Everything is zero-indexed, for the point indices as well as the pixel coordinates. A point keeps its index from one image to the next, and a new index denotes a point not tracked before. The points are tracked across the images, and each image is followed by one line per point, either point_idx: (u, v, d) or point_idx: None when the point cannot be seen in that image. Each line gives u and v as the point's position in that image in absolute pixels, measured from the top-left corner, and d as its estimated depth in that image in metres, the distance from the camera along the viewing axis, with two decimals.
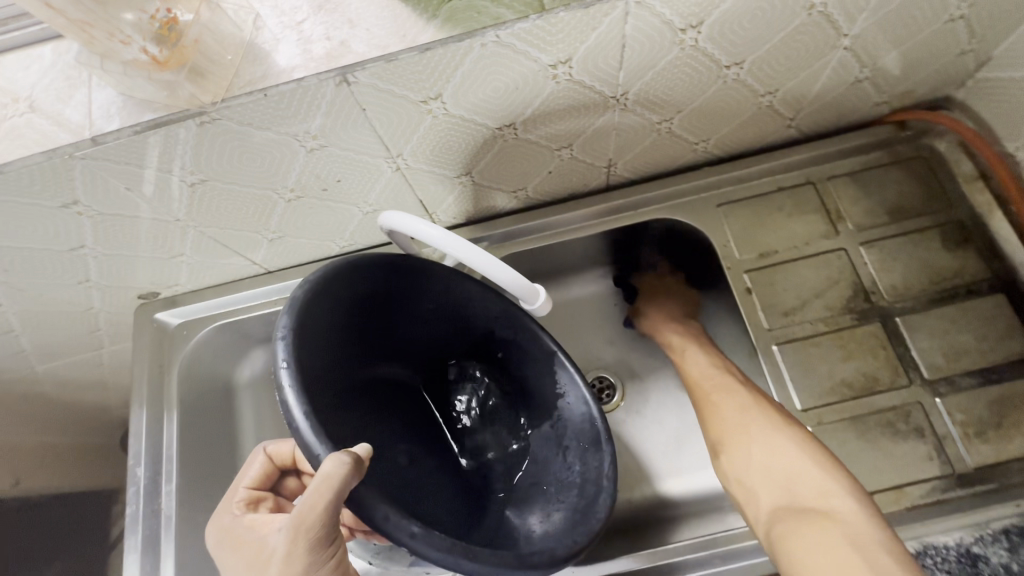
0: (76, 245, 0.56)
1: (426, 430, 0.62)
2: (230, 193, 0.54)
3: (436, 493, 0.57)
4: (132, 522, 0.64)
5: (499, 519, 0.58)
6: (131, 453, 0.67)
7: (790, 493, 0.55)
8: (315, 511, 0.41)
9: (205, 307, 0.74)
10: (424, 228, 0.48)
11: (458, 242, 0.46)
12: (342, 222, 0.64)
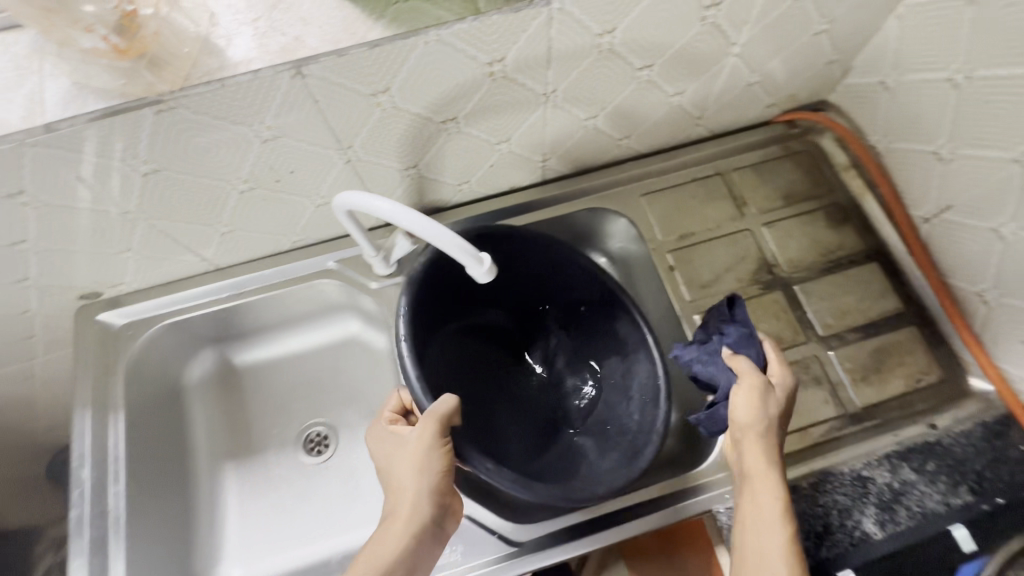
0: (17, 238, 0.56)
1: (508, 378, 0.74)
2: (183, 184, 0.56)
3: (516, 427, 0.70)
4: (76, 526, 0.62)
5: (571, 444, 0.70)
6: (74, 456, 0.65)
7: None
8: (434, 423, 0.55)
9: (151, 306, 0.73)
10: (380, 204, 0.51)
11: (413, 214, 0.50)
12: (294, 214, 0.67)
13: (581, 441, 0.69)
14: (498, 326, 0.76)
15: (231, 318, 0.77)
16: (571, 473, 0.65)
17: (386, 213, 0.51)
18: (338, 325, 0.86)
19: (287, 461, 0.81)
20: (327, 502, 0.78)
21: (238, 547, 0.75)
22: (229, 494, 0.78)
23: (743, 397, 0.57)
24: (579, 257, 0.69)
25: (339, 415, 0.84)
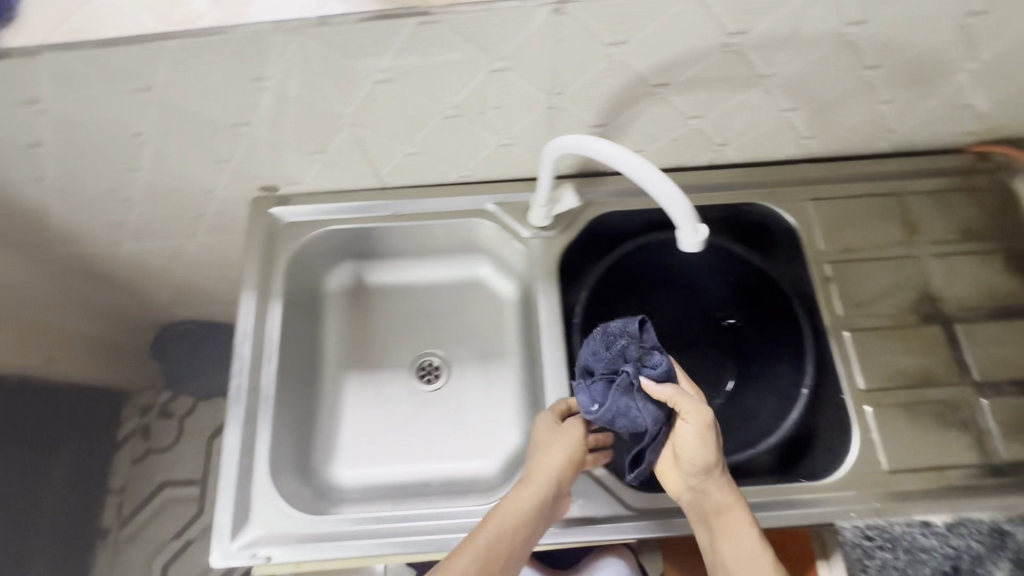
0: (243, 121, 0.60)
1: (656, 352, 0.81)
2: (403, 99, 0.58)
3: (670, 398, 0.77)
4: (235, 394, 0.67)
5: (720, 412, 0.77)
6: (237, 332, 0.70)
7: None
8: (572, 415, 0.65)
9: (316, 210, 0.77)
10: (597, 144, 0.50)
11: (631, 155, 0.49)
12: (475, 150, 0.68)
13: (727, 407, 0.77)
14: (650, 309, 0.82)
15: (381, 237, 0.80)
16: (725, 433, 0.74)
17: (604, 156, 0.50)
18: (466, 264, 0.89)
19: (399, 383, 0.85)
20: (433, 428, 0.82)
21: (350, 450, 0.79)
22: (348, 401, 0.83)
23: (693, 436, 0.56)
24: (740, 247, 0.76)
25: (454, 350, 0.87)
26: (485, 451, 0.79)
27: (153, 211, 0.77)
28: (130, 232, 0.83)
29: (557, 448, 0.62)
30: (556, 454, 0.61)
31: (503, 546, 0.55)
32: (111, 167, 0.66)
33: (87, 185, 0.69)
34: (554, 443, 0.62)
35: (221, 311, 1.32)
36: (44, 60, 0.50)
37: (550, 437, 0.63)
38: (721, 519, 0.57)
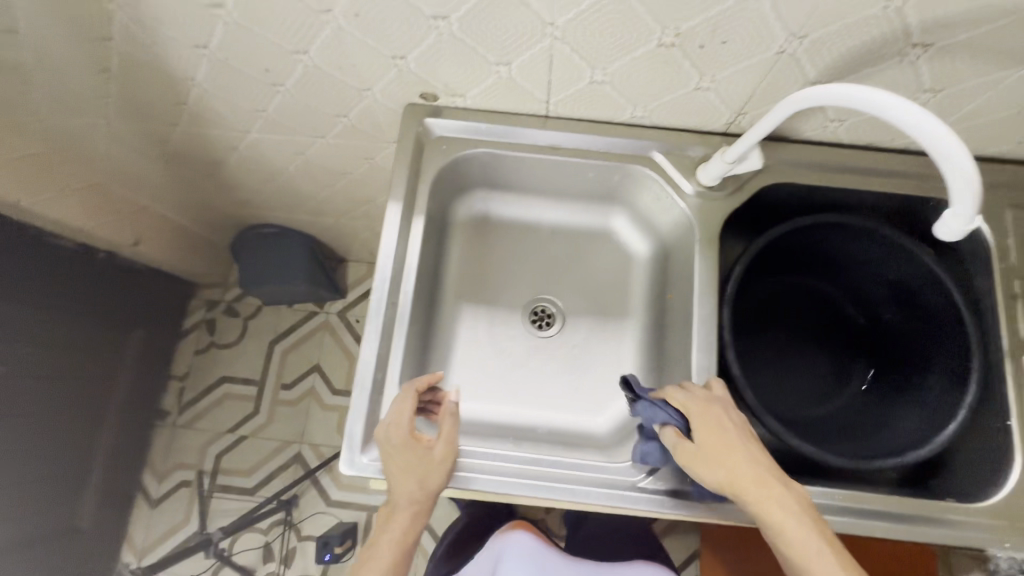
0: (443, 14, 0.54)
1: (791, 344, 0.74)
2: (628, 16, 0.52)
3: (803, 393, 0.72)
4: (374, 308, 0.65)
5: (857, 416, 0.71)
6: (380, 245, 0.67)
7: None
8: (450, 439, 0.60)
9: (469, 129, 0.72)
10: (884, 97, 0.45)
11: (927, 119, 0.43)
12: (668, 89, 0.62)
13: (865, 409, 0.71)
14: (790, 299, 0.76)
15: (528, 168, 0.76)
16: (859, 436, 0.68)
17: (903, 122, 0.44)
18: (599, 214, 0.84)
19: (510, 324, 0.82)
20: (544, 376, 0.79)
21: (460, 383, 0.78)
22: (461, 334, 0.80)
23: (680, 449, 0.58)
24: (914, 242, 0.65)
25: (570, 302, 0.83)
26: (596, 408, 0.77)
27: (299, 101, 0.73)
28: (264, 120, 0.80)
29: (429, 470, 0.58)
30: (424, 473, 0.58)
31: (405, 549, 0.57)
32: (279, 45, 0.61)
33: (245, 60, 0.65)
34: (437, 469, 0.59)
35: (307, 218, 1.30)
36: None
37: (416, 447, 0.59)
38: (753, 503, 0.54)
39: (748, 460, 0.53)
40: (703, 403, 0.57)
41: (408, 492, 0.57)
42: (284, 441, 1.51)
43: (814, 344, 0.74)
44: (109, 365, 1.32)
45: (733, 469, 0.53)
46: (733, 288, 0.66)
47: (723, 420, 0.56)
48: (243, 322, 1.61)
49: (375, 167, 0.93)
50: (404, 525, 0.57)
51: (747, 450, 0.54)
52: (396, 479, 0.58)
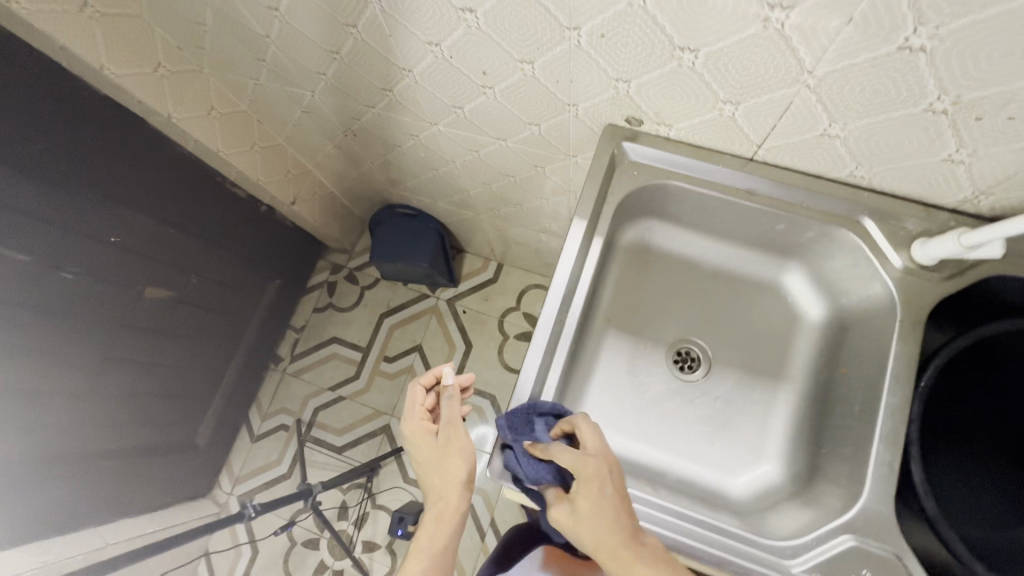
0: (688, 47, 0.52)
1: (968, 451, 0.66)
2: (904, 77, 0.47)
3: (973, 507, 0.64)
4: (543, 322, 0.67)
5: None
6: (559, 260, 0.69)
7: None
8: (451, 424, 0.67)
9: (664, 159, 0.70)
10: None
11: None
12: (910, 154, 0.56)
13: None
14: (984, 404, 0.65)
15: (711, 208, 0.73)
16: None
17: None
18: (771, 264, 0.78)
19: (651, 358, 0.80)
20: (678, 422, 0.76)
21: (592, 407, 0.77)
22: (602, 359, 0.79)
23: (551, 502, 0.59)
24: None
25: (719, 349, 0.79)
26: (733, 468, 0.73)
27: (501, 104, 0.75)
28: (456, 116, 0.83)
29: (443, 460, 0.65)
30: (440, 464, 0.65)
31: (440, 552, 0.61)
32: (508, 52, 0.63)
33: (469, 62, 0.67)
34: (451, 457, 0.65)
35: (446, 207, 1.35)
36: None
37: (427, 439, 0.67)
38: (586, 520, 0.53)
39: (610, 525, 0.52)
40: (575, 463, 0.55)
41: (432, 486, 0.65)
42: (377, 410, 1.58)
43: (1006, 458, 0.65)
44: (244, 307, 1.45)
45: (593, 532, 0.52)
46: (928, 385, 0.62)
47: (598, 489, 0.54)
48: (361, 290, 1.71)
49: (541, 175, 0.94)
50: (433, 521, 0.63)
51: (607, 511, 0.53)
52: (427, 475, 0.66)
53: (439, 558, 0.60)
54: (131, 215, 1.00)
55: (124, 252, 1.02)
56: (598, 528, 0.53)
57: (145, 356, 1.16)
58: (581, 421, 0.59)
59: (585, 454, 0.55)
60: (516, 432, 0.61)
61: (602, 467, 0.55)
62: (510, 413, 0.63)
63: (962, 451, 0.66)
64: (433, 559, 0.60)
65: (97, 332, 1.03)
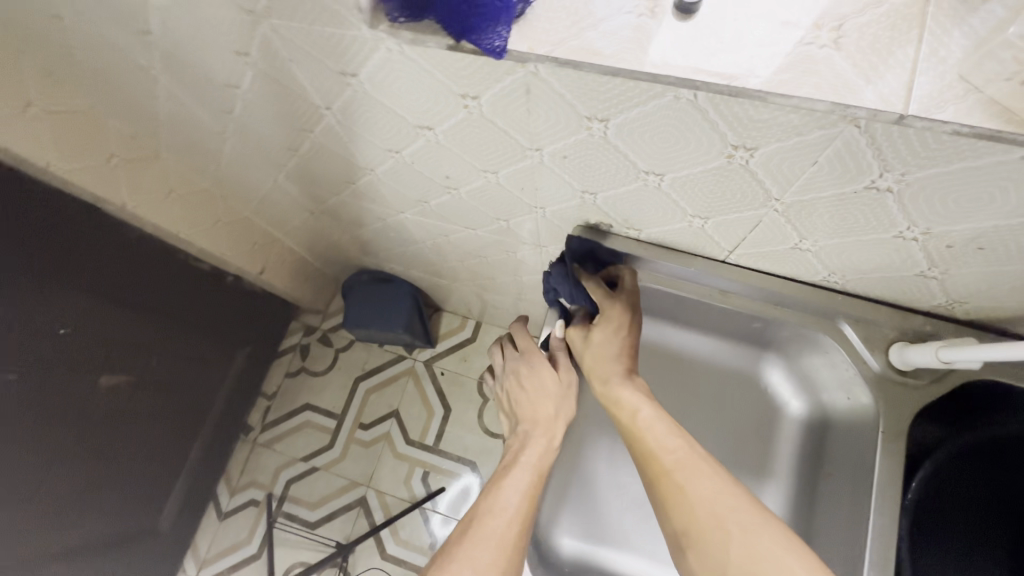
0: (654, 171, 0.50)
1: (949, 550, 0.64)
2: (875, 209, 0.46)
3: None
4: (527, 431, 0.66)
5: None
6: None
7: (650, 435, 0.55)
8: (569, 369, 0.70)
9: (634, 259, 0.68)
10: None
11: None
12: (883, 268, 0.55)
13: None
14: (968, 506, 0.64)
15: (686, 305, 0.72)
16: None
17: None
18: (748, 355, 0.77)
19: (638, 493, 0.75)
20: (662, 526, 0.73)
21: (573, 512, 0.73)
22: (582, 459, 0.76)
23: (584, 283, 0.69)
24: None
25: (701, 444, 0.76)
26: None
27: (467, 202, 0.73)
28: (423, 209, 0.80)
29: (558, 397, 0.68)
30: (556, 398, 0.67)
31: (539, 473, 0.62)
32: (471, 163, 0.61)
33: (432, 168, 0.65)
34: (565, 397, 0.68)
35: (419, 274, 1.32)
36: (523, 68, 0.42)
37: (546, 374, 0.68)
38: (607, 319, 0.65)
39: (613, 355, 0.64)
40: (605, 302, 0.66)
41: (538, 418, 0.66)
42: (353, 480, 1.52)
43: (988, 560, 0.64)
44: (210, 380, 1.38)
45: (607, 336, 0.65)
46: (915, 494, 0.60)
47: (628, 308, 0.66)
48: (335, 353, 1.65)
49: (513, 258, 0.93)
50: (543, 448, 0.64)
51: (619, 344, 0.64)
52: (531, 408, 0.68)
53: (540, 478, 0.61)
54: (85, 306, 0.95)
55: (79, 344, 0.96)
56: (607, 339, 0.65)
57: (101, 447, 1.09)
58: (625, 271, 0.69)
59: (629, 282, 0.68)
60: (573, 259, 0.71)
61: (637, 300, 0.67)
62: (586, 235, 0.68)
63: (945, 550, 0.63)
64: (533, 480, 0.61)
65: (47, 431, 0.95)
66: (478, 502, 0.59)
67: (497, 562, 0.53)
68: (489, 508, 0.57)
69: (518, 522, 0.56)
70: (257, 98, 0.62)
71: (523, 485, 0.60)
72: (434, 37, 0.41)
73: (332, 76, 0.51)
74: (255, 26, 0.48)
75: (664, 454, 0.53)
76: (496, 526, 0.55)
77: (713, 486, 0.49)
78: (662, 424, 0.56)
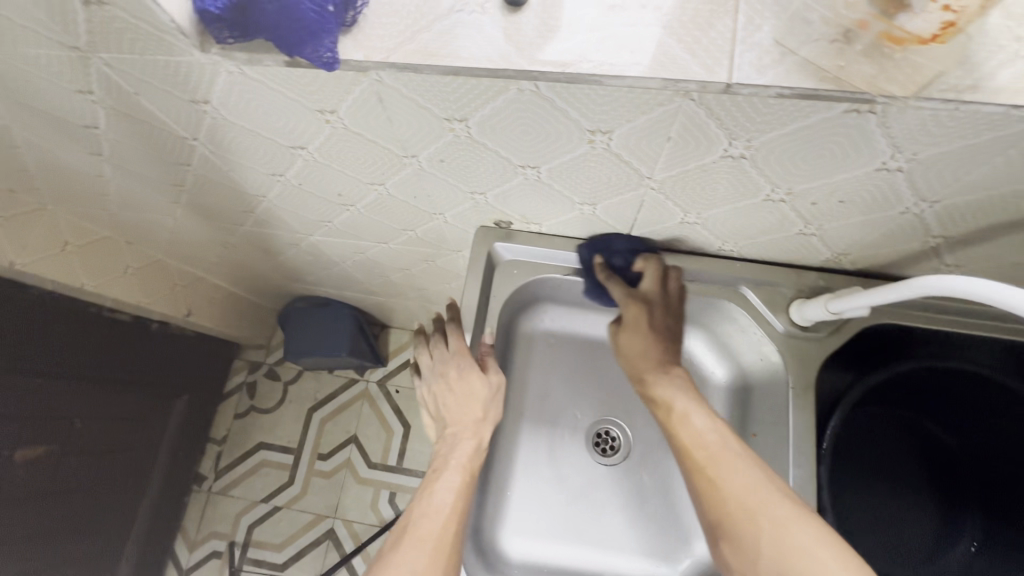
0: (530, 164, 0.50)
1: (861, 473, 0.68)
2: (737, 176, 0.47)
3: (871, 522, 0.66)
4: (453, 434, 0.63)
5: (918, 556, 0.66)
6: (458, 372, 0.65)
7: (689, 429, 0.59)
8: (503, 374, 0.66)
9: (540, 252, 0.69)
10: None
11: None
12: (768, 231, 0.57)
13: (922, 546, 0.66)
14: (869, 428, 0.68)
15: None
16: None
17: None
18: None
19: (605, 494, 0.74)
20: (607, 511, 0.73)
21: (518, 512, 0.73)
22: (521, 457, 0.75)
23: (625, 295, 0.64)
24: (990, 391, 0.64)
25: (637, 425, 0.77)
26: (668, 551, 0.71)
27: (368, 217, 0.71)
28: (329, 228, 0.78)
29: (488, 398, 0.65)
30: (485, 399, 0.64)
31: (469, 470, 0.61)
32: (357, 178, 0.59)
33: (320, 187, 0.63)
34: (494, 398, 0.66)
35: (354, 294, 1.29)
36: (366, 77, 0.41)
37: (474, 377, 0.64)
38: (647, 327, 0.64)
39: (648, 358, 0.64)
40: (621, 299, 0.64)
41: (466, 420, 0.64)
42: (318, 514, 1.47)
43: (892, 477, 0.68)
44: (150, 435, 1.31)
45: (650, 348, 0.64)
46: (830, 445, 0.62)
47: (656, 312, 0.64)
48: (284, 386, 1.60)
49: (434, 266, 0.92)
50: (473, 449, 0.63)
51: (648, 344, 0.65)
52: (459, 410, 0.64)
53: (471, 474, 0.61)
54: None
55: None
56: (643, 347, 0.65)
57: (31, 527, 1.01)
58: (647, 264, 0.64)
59: (660, 281, 0.64)
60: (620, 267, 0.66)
61: (666, 297, 0.64)
62: (592, 242, 0.66)
63: (858, 473, 0.67)
64: (465, 480, 0.60)
65: None
66: (413, 505, 0.58)
67: (434, 564, 0.53)
68: (421, 513, 0.57)
69: (452, 522, 0.56)
70: (121, 135, 0.58)
71: (454, 489, 0.59)
72: (270, 54, 0.40)
73: (184, 104, 0.49)
74: (87, 63, 0.45)
75: (707, 456, 0.56)
76: (435, 529, 0.55)
77: (735, 470, 0.54)
78: (704, 416, 0.60)
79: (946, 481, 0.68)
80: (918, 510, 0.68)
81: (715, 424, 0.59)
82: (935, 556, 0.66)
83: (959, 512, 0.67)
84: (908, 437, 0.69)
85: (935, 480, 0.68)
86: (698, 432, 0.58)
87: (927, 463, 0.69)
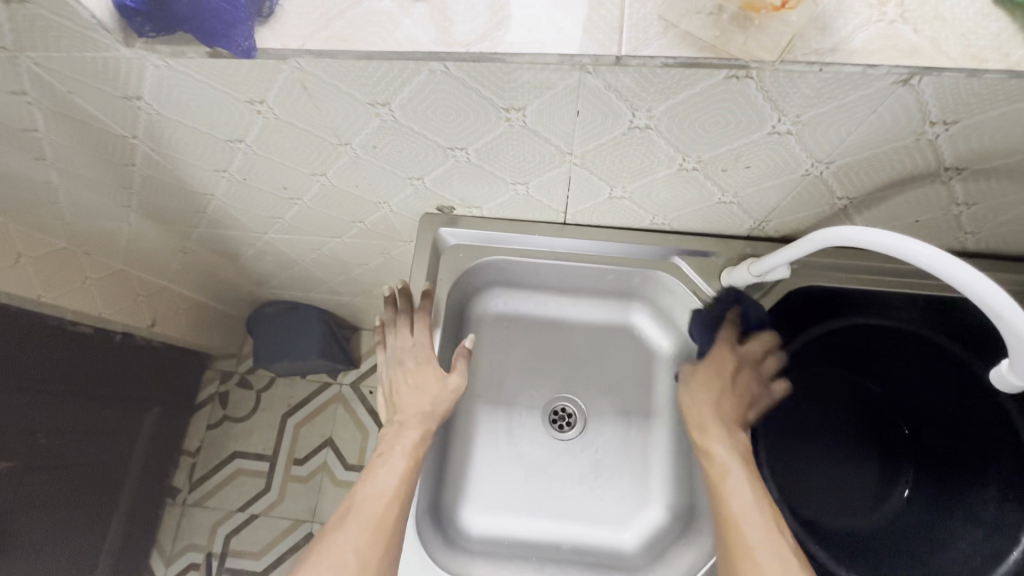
0: (457, 146, 0.53)
1: (796, 427, 0.72)
2: (647, 147, 0.50)
3: (807, 470, 0.71)
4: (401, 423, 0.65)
5: (852, 500, 0.70)
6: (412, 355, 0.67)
7: (736, 496, 0.57)
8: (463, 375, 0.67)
9: (484, 235, 0.71)
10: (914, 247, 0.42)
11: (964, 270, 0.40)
12: (690, 202, 0.61)
13: (857, 489, 0.71)
14: (801, 385, 0.73)
15: (546, 272, 0.76)
16: (860, 529, 0.69)
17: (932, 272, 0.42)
18: (618, 306, 0.81)
19: (563, 467, 0.77)
20: (565, 483, 0.76)
21: (478, 488, 0.75)
22: (480, 437, 0.77)
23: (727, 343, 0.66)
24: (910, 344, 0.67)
25: (591, 400, 0.79)
26: (624, 517, 0.74)
27: (317, 210, 0.73)
28: (281, 225, 0.80)
29: (442, 395, 0.66)
30: (437, 395, 0.66)
31: (413, 460, 0.63)
32: (298, 170, 0.61)
33: (264, 181, 0.65)
34: (447, 394, 0.67)
35: (321, 296, 1.31)
36: (287, 65, 0.43)
37: (430, 375, 0.67)
38: (721, 372, 0.66)
39: (714, 407, 0.64)
40: (730, 348, 0.66)
41: (415, 410, 0.65)
42: (296, 519, 1.47)
43: (826, 429, 0.73)
44: (120, 448, 1.30)
45: (720, 404, 0.64)
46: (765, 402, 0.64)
47: (742, 377, 0.66)
48: (257, 394, 1.60)
49: (391, 260, 0.94)
50: (419, 437, 0.64)
51: (722, 398, 0.64)
52: (408, 400, 0.66)
53: (416, 462, 0.62)
54: None
55: None
56: (713, 399, 0.65)
57: None
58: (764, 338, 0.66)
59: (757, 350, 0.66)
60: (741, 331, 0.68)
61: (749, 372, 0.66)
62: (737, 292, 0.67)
63: (793, 428, 0.72)
64: (408, 468, 0.62)
65: None
66: (358, 487, 0.61)
67: (373, 545, 0.56)
68: (363, 497, 0.59)
69: (393, 507, 0.59)
70: (61, 138, 0.60)
71: (396, 476, 0.61)
72: (192, 46, 0.42)
73: (118, 102, 0.51)
74: (17, 62, 0.46)
75: (753, 529, 0.55)
76: (373, 512, 0.58)
77: (782, 562, 0.52)
78: (749, 486, 0.58)
79: (876, 430, 0.73)
80: (854, 455, 0.72)
81: (760, 494, 0.57)
82: (868, 503, 0.70)
83: (889, 456, 0.72)
84: (840, 390, 0.74)
85: (875, 433, 0.73)
86: (745, 503, 0.56)
87: (859, 412, 0.74)
